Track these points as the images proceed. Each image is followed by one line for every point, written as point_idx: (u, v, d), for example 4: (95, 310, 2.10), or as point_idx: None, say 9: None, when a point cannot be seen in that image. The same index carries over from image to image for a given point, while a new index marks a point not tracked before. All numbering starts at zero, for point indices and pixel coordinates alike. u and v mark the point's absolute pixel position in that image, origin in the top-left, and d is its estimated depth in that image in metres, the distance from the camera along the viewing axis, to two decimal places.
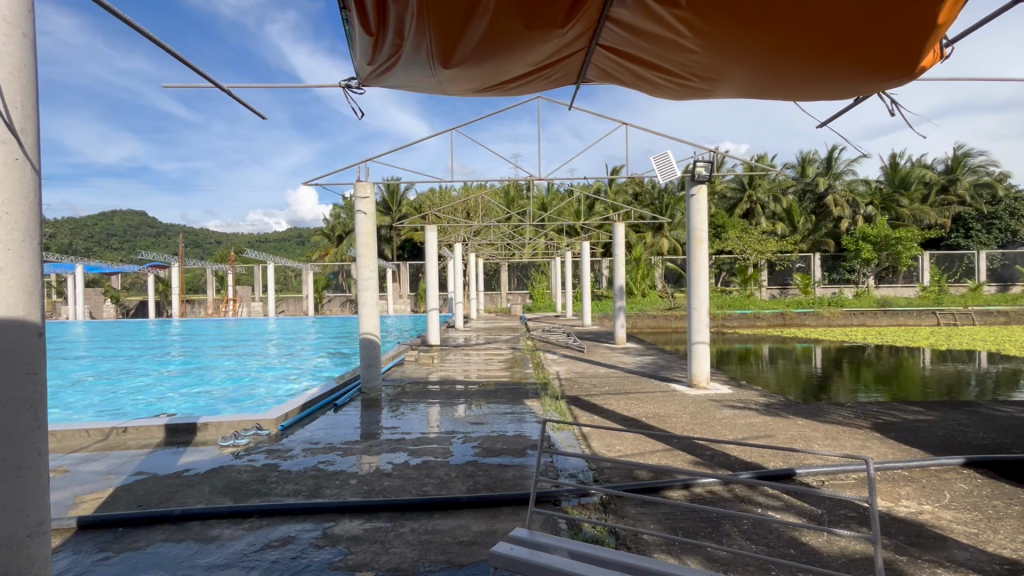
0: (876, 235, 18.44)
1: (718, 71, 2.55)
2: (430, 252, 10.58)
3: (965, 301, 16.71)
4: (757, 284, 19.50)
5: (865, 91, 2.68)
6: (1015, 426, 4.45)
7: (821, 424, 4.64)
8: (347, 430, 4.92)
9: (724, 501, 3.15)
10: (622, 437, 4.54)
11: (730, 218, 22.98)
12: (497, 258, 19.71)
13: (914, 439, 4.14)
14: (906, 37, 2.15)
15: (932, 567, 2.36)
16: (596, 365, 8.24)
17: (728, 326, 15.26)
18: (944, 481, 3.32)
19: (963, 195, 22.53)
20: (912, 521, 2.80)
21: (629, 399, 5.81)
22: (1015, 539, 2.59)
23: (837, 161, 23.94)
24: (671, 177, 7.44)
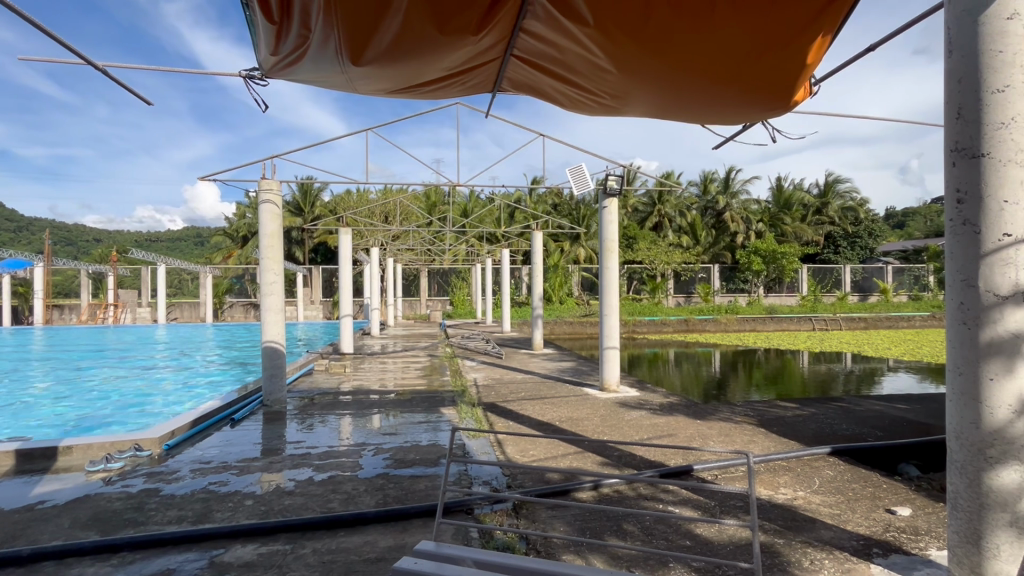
0: (765, 249, 20.53)
1: (626, 91, 2.70)
2: (343, 255, 10.10)
3: (834, 308, 19.09)
4: (664, 292, 20.87)
5: (750, 119, 2.97)
6: (869, 418, 5.13)
7: (715, 422, 5.02)
8: (244, 447, 4.53)
9: (628, 499, 3.31)
10: (536, 442, 4.62)
11: (642, 230, 24.48)
12: (417, 264, 19.37)
13: (791, 432, 4.63)
14: (784, 71, 2.41)
15: (804, 547, 2.63)
16: (513, 371, 8.34)
17: (638, 332, 16.21)
18: (814, 468, 3.73)
19: (833, 216, 25.84)
20: (788, 506, 3.11)
21: (544, 404, 5.93)
22: (868, 517, 2.97)
23: (733, 181, 26.43)
24: (586, 190, 7.74)
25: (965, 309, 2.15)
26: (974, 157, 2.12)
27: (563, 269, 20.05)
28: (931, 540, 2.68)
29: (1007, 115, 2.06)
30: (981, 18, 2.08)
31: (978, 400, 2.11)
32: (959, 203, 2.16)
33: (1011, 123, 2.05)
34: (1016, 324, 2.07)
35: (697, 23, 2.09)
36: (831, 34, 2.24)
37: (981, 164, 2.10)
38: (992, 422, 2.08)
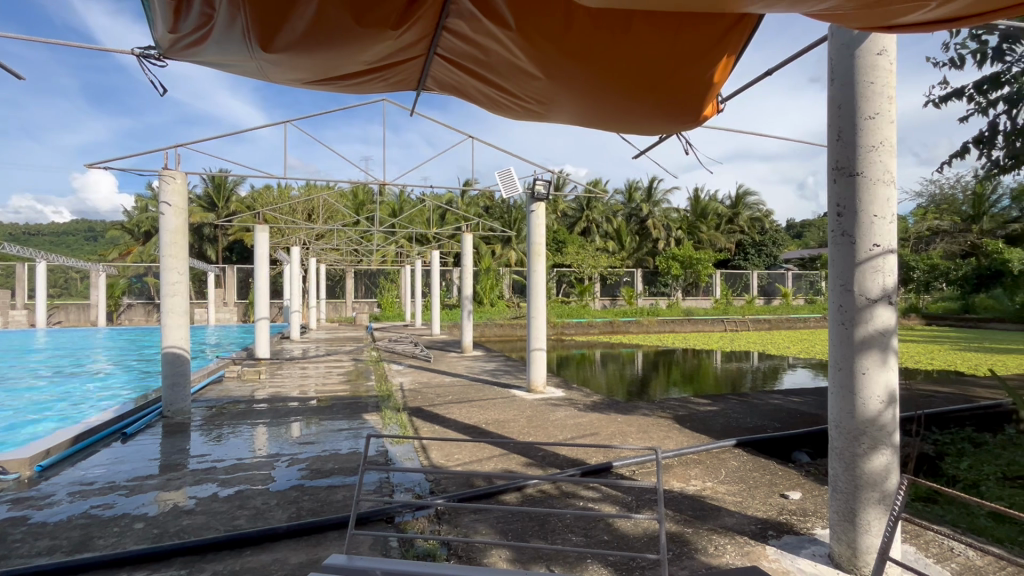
0: (683, 255, 21.93)
1: (550, 97, 2.75)
2: (260, 255, 9.47)
3: (743, 311, 20.70)
4: (591, 295, 21.54)
5: (664, 131, 3.13)
6: (770, 411, 5.59)
7: (634, 418, 5.25)
8: (138, 463, 4.10)
9: (550, 498, 3.37)
10: (461, 446, 4.58)
11: (571, 235, 25.23)
12: (342, 264, 18.61)
13: (702, 427, 4.93)
14: (695, 86, 2.56)
15: (710, 534, 2.80)
16: (441, 374, 8.22)
17: (566, 333, 16.62)
18: (721, 459, 4.00)
19: (742, 226, 28.09)
20: (697, 497, 3.30)
21: (471, 407, 5.90)
22: (765, 502, 3.22)
23: (655, 191, 27.97)
24: (515, 194, 7.83)
25: (844, 311, 2.39)
26: (851, 175, 2.37)
27: (494, 271, 20.11)
28: (817, 520, 2.95)
29: (875, 140, 2.33)
30: (857, 51, 2.34)
31: (854, 392, 2.35)
32: (839, 217, 2.41)
33: (880, 148, 2.33)
34: (883, 324, 2.33)
35: (616, 36, 2.18)
36: (734, 55, 2.41)
37: (857, 182, 2.36)
38: (865, 411, 2.33)
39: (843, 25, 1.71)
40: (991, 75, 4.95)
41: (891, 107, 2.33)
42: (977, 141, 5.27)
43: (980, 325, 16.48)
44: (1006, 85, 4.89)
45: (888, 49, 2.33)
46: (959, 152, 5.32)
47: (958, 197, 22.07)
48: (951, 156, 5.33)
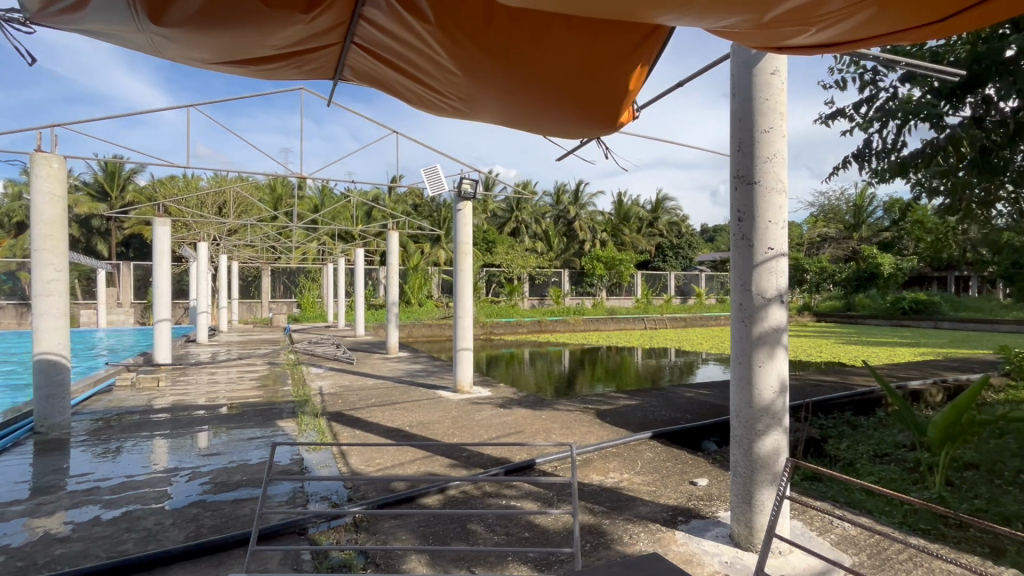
0: (607, 256, 22.91)
1: (472, 95, 2.73)
2: (160, 250, 8.61)
3: (662, 309, 21.91)
4: (520, 295, 21.76)
5: (584, 135, 3.23)
6: (683, 403, 5.95)
7: (558, 414, 5.37)
8: (2, 487, 3.57)
9: (473, 498, 3.35)
10: (383, 450, 4.43)
11: (501, 236, 25.46)
12: (258, 261, 17.45)
13: (621, 421, 5.14)
14: (612, 92, 2.66)
15: (626, 524, 2.92)
16: (364, 376, 7.93)
17: (495, 333, 16.70)
18: (638, 451, 4.19)
19: (661, 230, 29.78)
20: (615, 489, 3.43)
21: (395, 410, 5.75)
22: (675, 489, 3.42)
23: (582, 195, 28.99)
24: (441, 192, 7.74)
25: (743, 309, 2.59)
26: (749, 183, 2.57)
27: (422, 271, 19.72)
28: (720, 504, 3.17)
29: (769, 152, 2.54)
30: (754, 70, 2.54)
31: (751, 383, 2.55)
32: (739, 222, 2.60)
33: (773, 159, 2.54)
34: (775, 321, 2.55)
35: (537, 37, 2.20)
36: (647, 65, 2.54)
37: (755, 190, 2.56)
38: (759, 401, 2.54)
39: (741, 44, 1.84)
40: (867, 97, 5.60)
41: (782, 123, 2.55)
42: (857, 155, 5.93)
43: (860, 321, 18.59)
44: (879, 107, 5.57)
45: (780, 69, 2.54)
46: (843, 165, 5.98)
47: (842, 208, 24.84)
48: (836, 167, 5.97)
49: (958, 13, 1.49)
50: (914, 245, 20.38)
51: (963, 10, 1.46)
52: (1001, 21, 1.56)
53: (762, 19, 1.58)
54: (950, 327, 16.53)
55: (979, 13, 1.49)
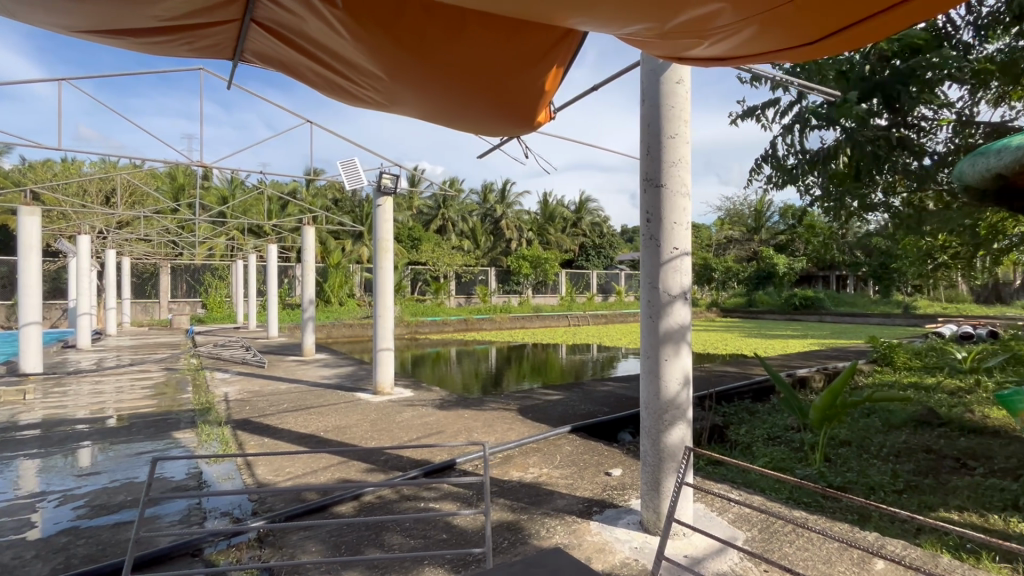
0: (533, 255, 23.31)
1: (389, 86, 2.62)
2: (27, 243, 7.48)
3: (584, 307, 22.68)
4: (446, 293, 21.52)
5: (503, 133, 3.24)
6: (602, 397, 6.17)
7: (480, 413, 5.36)
8: None
9: (391, 503, 3.26)
10: (294, 457, 4.17)
11: (427, 233, 25.11)
12: (155, 257, 15.83)
13: (542, 416, 5.24)
14: (529, 90, 2.68)
15: (543, 518, 2.97)
16: (276, 380, 7.44)
17: (421, 332, 16.43)
18: (557, 445, 4.29)
19: (585, 230, 30.82)
20: (533, 484, 3.49)
21: (310, 414, 5.46)
22: (591, 480, 3.54)
23: (508, 194, 29.34)
24: (359, 186, 7.45)
25: (652, 305, 2.72)
26: (657, 187, 2.70)
27: (344, 268, 18.79)
28: (632, 492, 3.33)
29: (674, 156, 2.68)
30: (662, 77, 2.67)
31: (657, 376, 2.69)
32: (648, 222, 2.73)
33: (678, 163, 2.68)
34: (679, 318, 2.69)
35: (454, 31, 2.16)
36: (563, 67, 2.59)
37: (661, 193, 2.69)
38: (665, 393, 2.68)
39: (647, 52, 1.92)
40: (773, 103, 6.13)
41: (686, 130, 2.70)
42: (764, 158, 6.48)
43: (759, 316, 20.38)
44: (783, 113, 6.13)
45: (684, 79, 2.69)
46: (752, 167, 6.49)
47: (745, 213, 27.03)
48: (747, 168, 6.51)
49: (834, 34, 1.64)
50: (804, 247, 22.72)
51: (839, 31, 1.60)
52: (875, 41, 1.72)
53: (664, 28, 1.65)
54: (832, 319, 18.59)
55: (852, 34, 1.64)
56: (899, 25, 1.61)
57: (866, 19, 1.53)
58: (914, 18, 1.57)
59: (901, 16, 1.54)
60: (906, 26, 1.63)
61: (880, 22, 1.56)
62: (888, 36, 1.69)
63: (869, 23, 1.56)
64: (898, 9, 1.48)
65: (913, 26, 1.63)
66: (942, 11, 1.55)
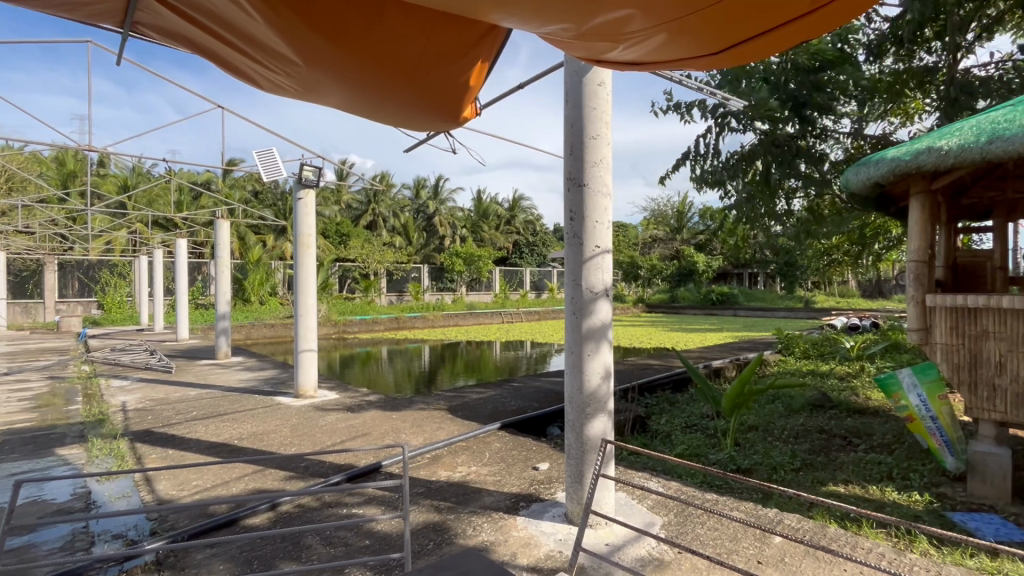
0: (466, 252, 23.18)
1: (310, 81, 2.43)
2: None
3: (517, 304, 22.92)
4: (377, 291, 20.83)
5: (428, 127, 3.18)
6: (532, 393, 6.24)
7: (408, 413, 5.24)
8: None
9: (310, 511, 3.09)
10: (202, 469, 3.84)
11: (355, 229, 24.31)
12: (38, 253, 14.03)
13: (472, 414, 5.21)
14: (456, 83, 2.66)
15: (471, 517, 2.94)
16: (184, 387, 6.84)
17: (349, 331, 15.87)
18: (486, 442, 4.29)
19: (518, 228, 31.20)
20: (461, 482, 3.46)
21: (223, 422, 5.07)
22: (519, 476, 3.57)
23: (440, 190, 29.18)
24: (278, 178, 7.02)
25: (575, 302, 2.78)
26: (580, 186, 2.76)
27: (265, 265, 17.58)
28: (558, 485, 3.39)
29: (595, 157, 2.74)
30: (584, 78, 2.73)
31: (580, 370, 2.76)
32: (571, 220, 2.80)
33: (599, 165, 2.75)
34: (601, 313, 2.77)
35: (380, 17, 2.06)
36: (488, 60, 2.60)
37: (583, 192, 2.76)
38: (588, 387, 2.75)
39: (567, 52, 1.94)
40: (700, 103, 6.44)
41: (607, 131, 2.77)
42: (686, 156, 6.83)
43: (681, 311, 21.63)
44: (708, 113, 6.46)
45: (605, 81, 2.76)
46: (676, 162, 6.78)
47: (668, 213, 28.51)
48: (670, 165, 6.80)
49: (739, 44, 1.74)
50: (720, 247, 24.36)
51: (745, 40, 1.70)
52: (778, 52, 1.83)
53: (580, 30, 1.67)
54: (744, 314, 20.09)
55: (759, 44, 1.74)
56: (802, 37, 1.72)
57: (770, 30, 1.64)
58: (812, 32, 1.69)
59: (794, 31, 1.66)
60: (806, 39, 1.75)
61: (782, 34, 1.67)
62: (790, 48, 1.81)
63: (772, 34, 1.67)
64: (795, 23, 1.60)
65: (811, 40, 1.76)
66: (832, 29, 1.69)
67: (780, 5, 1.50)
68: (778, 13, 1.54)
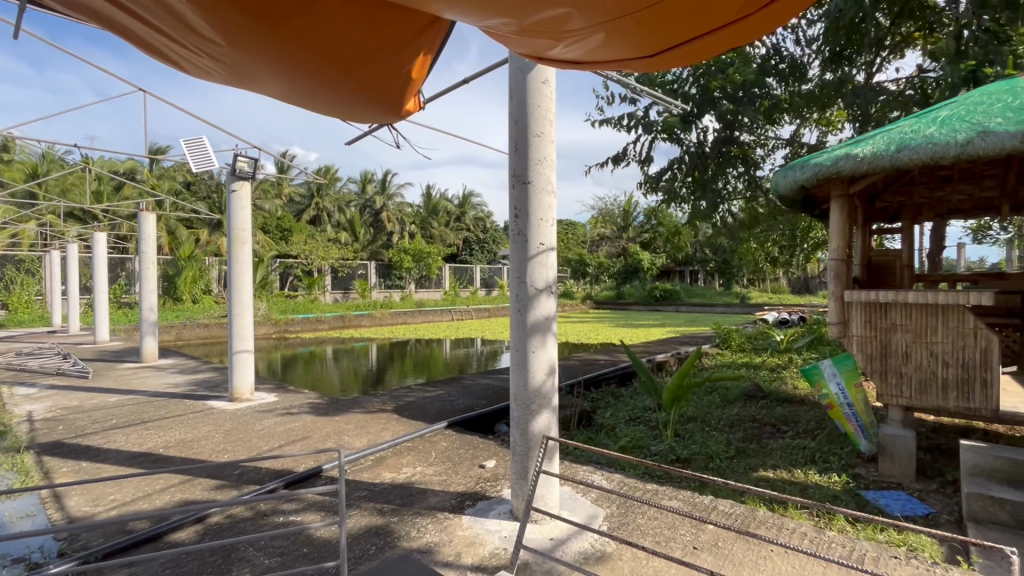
0: (415, 249, 22.78)
1: (240, 67, 2.25)
2: None
3: (467, 301, 22.82)
4: (321, 288, 20.06)
5: (369, 120, 3.07)
6: (480, 391, 6.22)
7: (352, 415, 5.08)
8: None
9: (243, 522, 2.93)
10: (122, 482, 3.56)
11: (298, 224, 23.35)
12: None
13: (419, 414, 5.12)
14: (399, 75, 2.58)
15: (415, 518, 2.89)
16: (102, 393, 6.31)
17: (291, 330, 15.22)
18: (432, 442, 4.23)
19: (468, 224, 31.14)
20: (406, 484, 3.39)
21: (147, 430, 4.72)
22: (465, 475, 3.54)
23: (388, 185, 28.62)
24: (209, 169, 6.57)
25: (520, 299, 2.78)
26: (524, 183, 2.76)
27: (198, 261, 16.52)
28: (504, 482, 3.40)
29: (539, 155, 2.75)
30: (529, 76, 2.73)
31: (524, 367, 2.77)
32: (516, 217, 2.80)
33: (543, 162, 2.76)
34: (545, 311, 2.78)
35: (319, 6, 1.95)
36: (431, 54, 2.55)
37: (527, 190, 2.76)
38: (533, 383, 2.76)
39: (509, 48, 1.92)
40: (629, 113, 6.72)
41: (551, 130, 2.79)
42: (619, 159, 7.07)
43: (627, 307, 22.29)
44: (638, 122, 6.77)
45: (550, 80, 2.77)
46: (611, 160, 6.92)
47: (615, 212, 29.30)
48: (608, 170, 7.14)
49: (678, 47, 1.78)
50: (663, 246, 25.32)
51: (683, 43, 1.75)
52: (715, 56, 1.90)
53: (521, 25, 1.66)
54: (686, 309, 20.98)
55: (696, 47, 1.79)
56: (737, 41, 1.79)
57: (705, 35, 1.69)
58: (745, 38, 1.76)
59: (728, 36, 1.73)
60: (741, 44, 1.82)
61: (718, 38, 1.73)
62: (726, 52, 1.88)
63: (709, 38, 1.72)
64: (729, 28, 1.66)
65: (744, 46, 1.83)
66: (763, 35, 1.76)
67: (711, 10, 1.55)
68: (712, 17, 1.59)
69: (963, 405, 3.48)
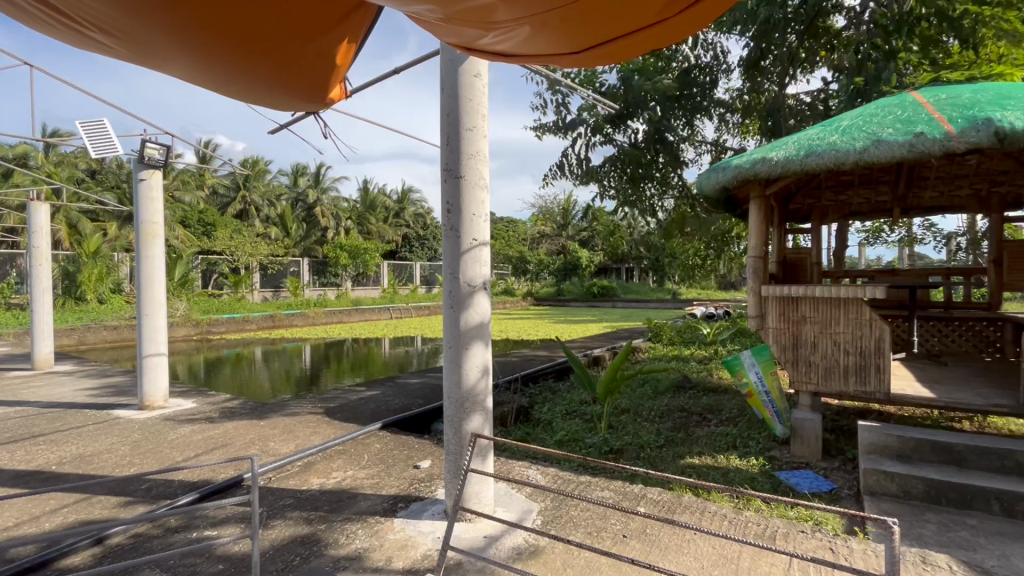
0: (351, 245, 21.93)
1: (139, 41, 2.01)
2: None
3: (407, 299, 22.34)
4: (248, 287, 18.87)
5: (290, 107, 2.89)
6: (418, 390, 6.09)
7: (278, 419, 4.80)
8: None
9: (151, 541, 2.68)
10: (3, 505, 3.15)
11: (222, 217, 21.84)
12: None
13: (352, 416, 4.93)
14: (323, 58, 2.45)
15: (344, 525, 2.77)
16: None
17: (214, 332, 14.19)
18: (365, 444, 4.09)
19: (407, 220, 30.52)
20: (335, 489, 3.25)
21: (38, 445, 4.22)
22: (398, 476, 3.45)
23: (322, 178, 27.43)
24: (112, 155, 5.97)
25: (453, 296, 2.74)
26: (456, 177, 2.71)
27: (106, 257, 15.02)
28: (439, 482, 3.34)
29: (471, 150, 2.71)
30: (461, 68, 2.67)
31: (458, 365, 2.73)
32: (448, 212, 2.74)
33: (475, 157, 2.72)
34: (479, 309, 2.76)
35: None
36: (357, 41, 2.45)
37: (459, 184, 2.72)
38: (466, 382, 2.73)
39: (438, 36, 1.87)
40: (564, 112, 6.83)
41: (484, 124, 2.75)
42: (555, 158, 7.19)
43: (566, 303, 22.71)
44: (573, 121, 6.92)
45: (482, 73, 2.73)
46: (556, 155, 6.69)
47: (555, 210, 29.76)
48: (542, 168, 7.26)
49: (606, 43, 1.80)
50: (601, 244, 26.03)
51: (611, 40, 1.77)
52: (642, 54, 1.94)
53: (447, 13, 1.61)
54: (622, 305, 21.68)
55: (624, 45, 1.82)
56: (662, 42, 1.83)
57: (632, 32, 1.72)
58: (670, 38, 1.81)
59: (654, 36, 1.76)
60: (666, 44, 1.87)
61: (644, 37, 1.76)
62: (652, 52, 1.92)
63: (634, 36, 1.75)
64: (654, 27, 1.70)
65: (669, 46, 1.87)
66: (686, 37, 1.81)
67: (636, 9, 1.57)
68: (638, 15, 1.62)
69: (861, 389, 3.82)
